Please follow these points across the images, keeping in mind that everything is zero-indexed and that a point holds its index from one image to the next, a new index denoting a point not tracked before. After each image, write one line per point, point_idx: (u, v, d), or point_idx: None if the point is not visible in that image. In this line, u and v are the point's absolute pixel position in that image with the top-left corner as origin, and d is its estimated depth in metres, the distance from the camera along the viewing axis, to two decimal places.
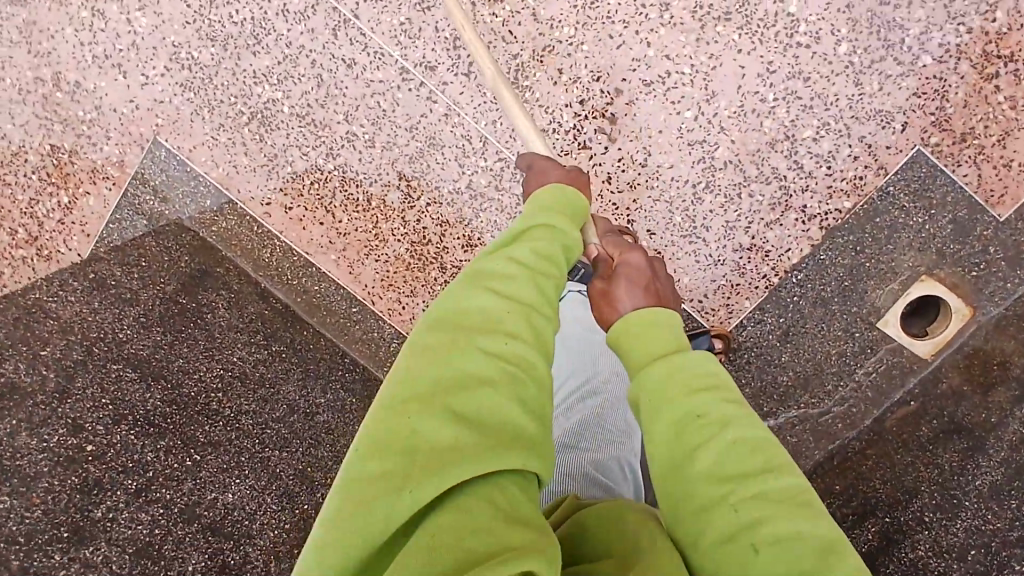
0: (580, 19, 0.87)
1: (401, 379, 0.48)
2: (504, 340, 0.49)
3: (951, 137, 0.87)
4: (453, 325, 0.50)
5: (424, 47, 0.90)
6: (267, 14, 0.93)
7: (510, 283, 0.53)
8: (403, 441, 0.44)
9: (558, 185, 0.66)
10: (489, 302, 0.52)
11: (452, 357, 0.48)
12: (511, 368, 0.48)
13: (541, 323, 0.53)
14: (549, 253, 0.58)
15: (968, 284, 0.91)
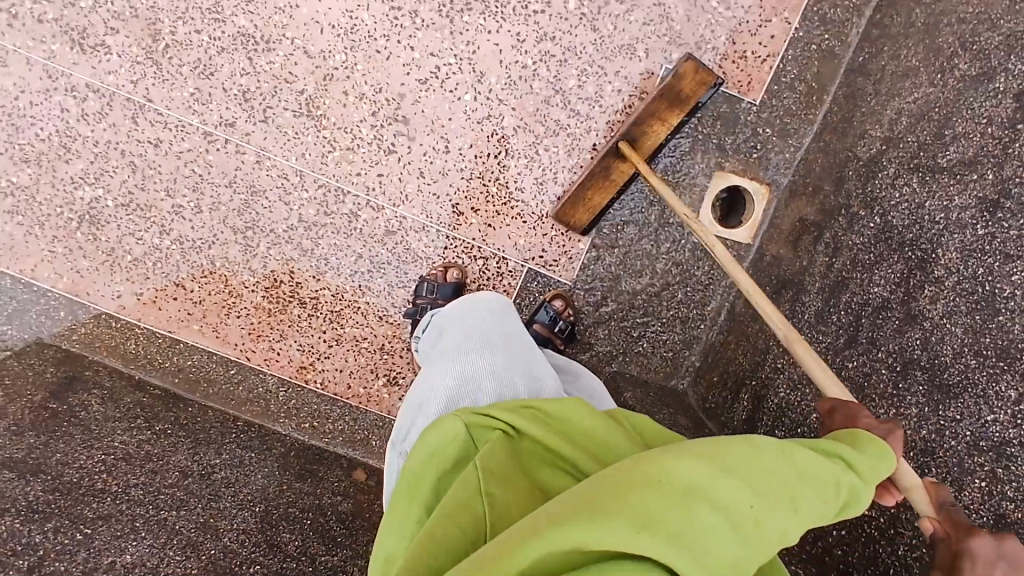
0: (347, 44, 0.98)
1: (651, 459, 0.45)
2: (759, 507, 0.43)
3: (688, 49, 1.01)
4: (751, 459, 0.45)
5: (218, 108, 0.98)
6: (69, 123, 0.99)
7: (816, 481, 0.47)
8: (610, 509, 0.41)
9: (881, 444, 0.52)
10: (783, 465, 0.46)
11: (725, 476, 0.43)
12: (756, 530, 0.43)
13: (797, 519, 0.45)
14: (857, 494, 0.49)
15: (754, 167, 1.04)
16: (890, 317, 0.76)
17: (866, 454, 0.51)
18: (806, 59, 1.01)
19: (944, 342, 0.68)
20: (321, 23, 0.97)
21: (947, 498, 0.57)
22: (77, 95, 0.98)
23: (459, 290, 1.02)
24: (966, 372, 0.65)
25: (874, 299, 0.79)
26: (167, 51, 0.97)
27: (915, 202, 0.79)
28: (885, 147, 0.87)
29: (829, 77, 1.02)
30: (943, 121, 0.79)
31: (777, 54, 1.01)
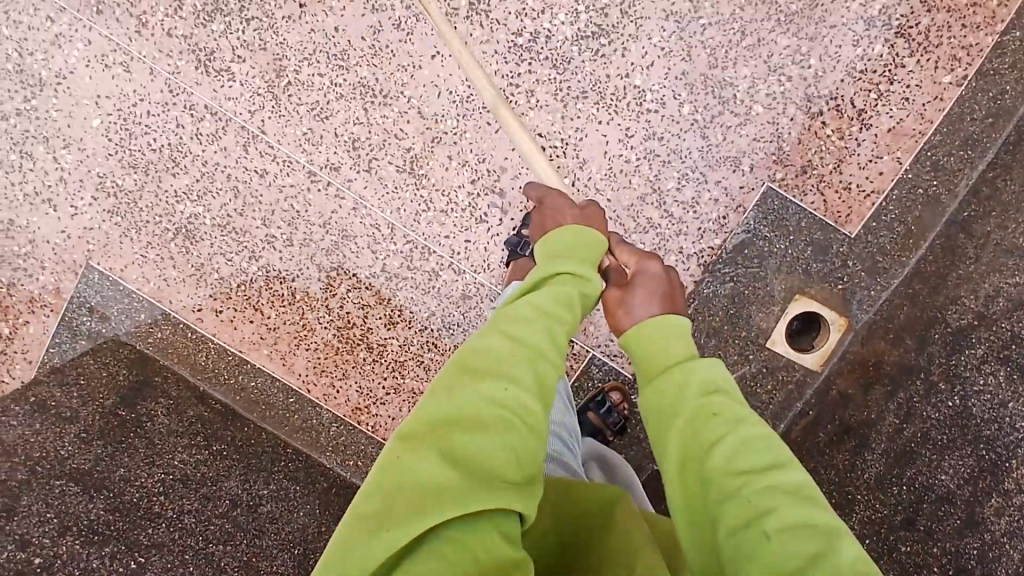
0: (460, 111, 0.99)
1: (422, 413, 0.61)
2: (505, 388, 0.63)
3: (793, 171, 1.01)
4: (479, 372, 0.64)
5: (327, 151, 1.01)
6: (182, 139, 1.01)
7: (523, 329, 0.69)
8: (420, 459, 0.56)
9: (580, 228, 0.84)
10: (495, 351, 0.66)
11: (469, 393, 0.62)
12: (512, 420, 0.61)
13: (541, 364, 0.67)
14: (565, 297, 0.74)
15: (837, 297, 1.03)
16: (951, 513, 0.97)
17: (571, 249, 0.81)
18: (909, 203, 1.01)
19: (1002, 558, 0.95)
20: (440, 87, 0.99)
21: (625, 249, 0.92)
22: (195, 113, 1.00)
23: None
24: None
25: (938, 486, 0.98)
26: (288, 87, 0.99)
27: None
28: None
29: (929, 224, 1.01)
30: None
31: (881, 192, 1.01)
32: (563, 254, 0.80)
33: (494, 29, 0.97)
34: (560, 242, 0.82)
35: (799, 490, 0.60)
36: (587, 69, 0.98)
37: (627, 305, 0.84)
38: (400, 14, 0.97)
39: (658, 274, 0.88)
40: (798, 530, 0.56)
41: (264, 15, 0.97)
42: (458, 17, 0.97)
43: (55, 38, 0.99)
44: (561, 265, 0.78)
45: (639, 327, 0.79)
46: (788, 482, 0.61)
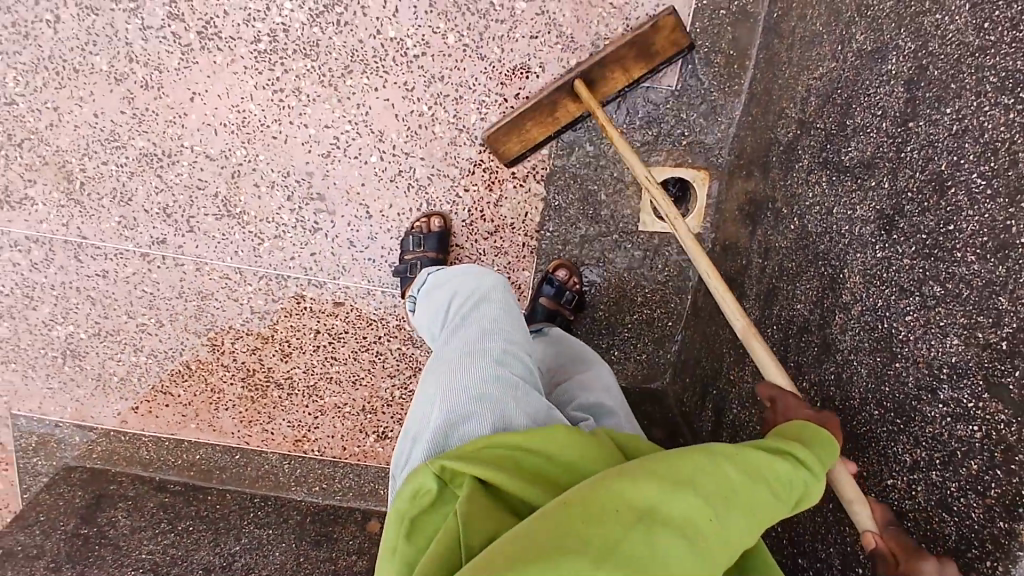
0: (243, 138, 0.97)
1: (615, 477, 0.44)
2: (712, 515, 0.42)
3: (586, 51, 0.94)
4: (693, 478, 0.44)
5: (147, 230, 1.00)
6: (24, 274, 1.03)
7: (748, 478, 0.46)
8: (587, 522, 0.41)
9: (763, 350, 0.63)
10: (715, 470, 0.45)
11: (670, 492, 0.43)
12: (704, 538, 0.42)
13: (741, 518, 0.44)
14: (789, 474, 0.48)
15: (686, 154, 0.99)
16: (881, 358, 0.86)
17: (821, 455, 0.52)
18: (717, 28, 0.93)
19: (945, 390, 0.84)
20: (213, 124, 0.96)
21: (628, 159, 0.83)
22: (22, 248, 1.02)
23: (446, 238, 0.99)
24: (871, 425, 0.62)
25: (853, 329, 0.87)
26: (84, 188, 0.99)
27: (824, 207, 0.73)
28: (798, 131, 0.80)
29: (747, 42, 0.94)
30: (846, 108, 0.72)
31: (682, 32, 0.93)
32: (814, 453, 0.52)
33: (232, 46, 0.93)
34: (819, 443, 0.54)
35: None
36: (337, 42, 0.93)
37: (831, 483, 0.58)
38: (142, 73, 0.94)
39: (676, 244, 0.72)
40: None
41: (30, 131, 0.97)
42: (194, 50, 0.93)
43: None
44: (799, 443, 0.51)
45: None
46: None
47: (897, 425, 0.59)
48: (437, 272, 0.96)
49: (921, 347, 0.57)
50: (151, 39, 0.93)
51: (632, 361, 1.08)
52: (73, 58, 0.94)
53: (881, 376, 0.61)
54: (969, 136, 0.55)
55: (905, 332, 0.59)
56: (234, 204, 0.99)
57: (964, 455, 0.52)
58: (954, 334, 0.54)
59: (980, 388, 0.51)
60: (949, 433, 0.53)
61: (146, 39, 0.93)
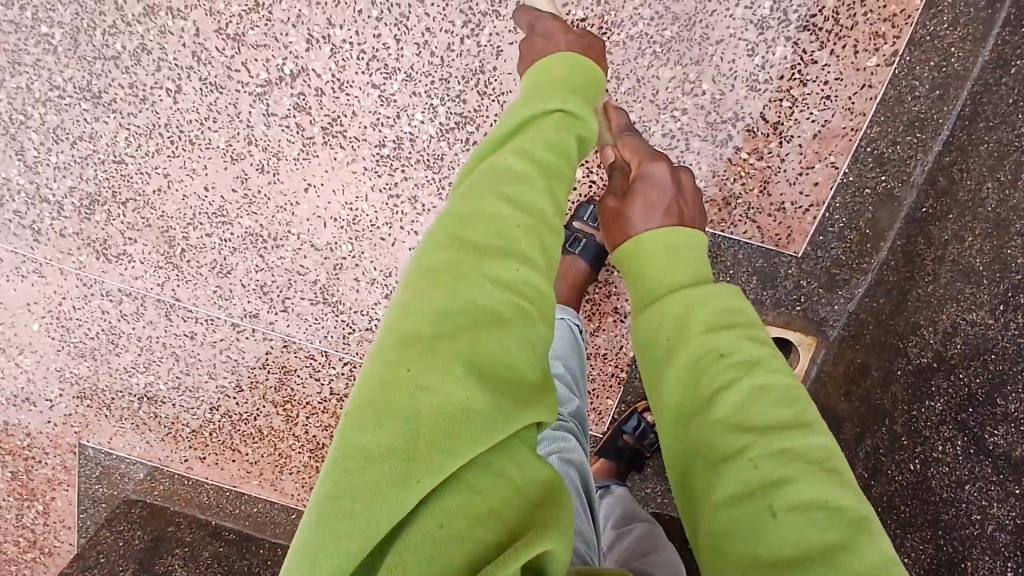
0: (350, 235, 0.95)
1: (389, 332, 0.47)
2: (517, 269, 0.50)
3: (715, 206, 0.90)
4: (478, 248, 0.50)
5: (241, 302, 1.00)
6: (112, 322, 1.03)
7: (525, 189, 0.54)
8: (406, 374, 0.43)
9: (572, 54, 0.70)
10: (505, 206, 0.53)
11: (467, 280, 0.48)
12: (518, 307, 0.48)
13: (526, 238, 0.52)
14: (563, 146, 0.60)
15: (797, 317, 0.92)
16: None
17: (589, 81, 0.69)
18: (858, 205, 0.88)
19: None
20: (323, 217, 0.94)
21: (623, 122, 0.77)
22: (113, 299, 1.02)
23: None
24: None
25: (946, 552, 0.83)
26: (184, 255, 0.98)
27: (954, 472, 0.83)
28: (935, 364, 0.85)
29: (887, 223, 0.88)
30: None
31: (821, 203, 0.88)
32: (558, 91, 0.64)
33: (355, 146, 0.91)
34: (577, 83, 0.68)
35: (801, 423, 0.49)
36: (462, 159, 0.90)
37: (622, 217, 0.67)
38: (259, 157, 0.93)
39: (662, 174, 0.70)
40: (808, 519, 0.44)
41: (136, 193, 0.96)
42: (315, 144, 0.91)
43: None
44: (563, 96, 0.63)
45: (634, 244, 0.64)
46: (794, 450, 0.47)
47: None
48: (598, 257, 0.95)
49: None
50: (274, 126, 0.91)
51: None
52: (190, 131, 0.93)
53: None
54: None
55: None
56: (331, 293, 0.98)
57: None
58: None
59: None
60: None
61: (268, 125, 0.91)
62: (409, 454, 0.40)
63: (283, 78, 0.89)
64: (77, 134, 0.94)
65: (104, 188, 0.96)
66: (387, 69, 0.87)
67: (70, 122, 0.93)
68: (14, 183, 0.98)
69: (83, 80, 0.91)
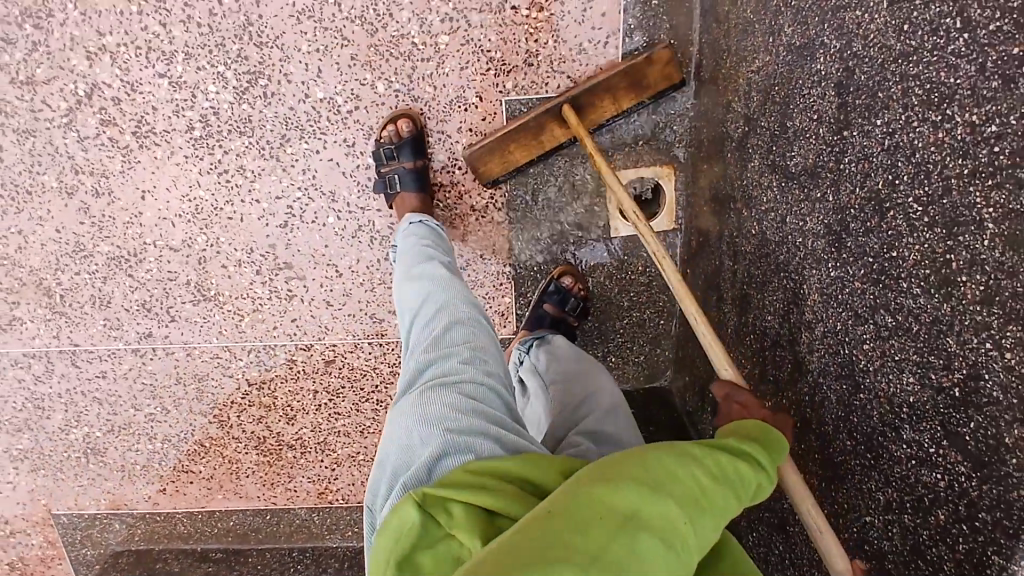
0: (201, 224, 0.96)
1: (549, 512, 0.40)
2: (686, 518, 0.40)
3: (519, 72, 0.90)
4: (656, 486, 0.41)
5: (132, 326, 1.02)
6: (31, 388, 1.06)
7: (721, 488, 0.43)
8: (578, 542, 0.37)
9: (762, 424, 0.54)
10: (683, 470, 0.43)
11: (651, 495, 0.40)
12: (682, 545, 0.39)
13: (709, 522, 0.41)
14: (756, 471, 0.48)
15: (646, 154, 0.95)
16: None
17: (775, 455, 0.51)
18: (651, 20, 0.87)
19: None
20: (168, 217, 0.96)
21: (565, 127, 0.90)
22: (22, 365, 1.04)
23: (419, 143, 0.90)
24: (846, 455, 0.62)
25: None
26: (65, 300, 1.00)
27: (779, 215, 0.71)
28: (747, 127, 0.76)
29: (685, 28, 0.88)
30: (783, 106, 0.68)
31: (617, 32, 0.88)
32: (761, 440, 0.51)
33: (168, 139, 0.92)
34: (766, 441, 0.51)
35: None
36: (269, 114, 0.91)
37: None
38: (90, 182, 0.94)
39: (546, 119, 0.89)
40: None
41: (3, 256, 0.98)
42: (133, 151, 0.93)
43: None
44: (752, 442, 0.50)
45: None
46: None
47: (869, 459, 0.59)
48: (420, 183, 0.91)
49: (881, 381, 0.56)
50: (90, 148, 0.92)
51: (632, 365, 1.07)
52: (22, 182, 0.94)
53: (850, 407, 0.61)
54: (901, 153, 0.51)
55: (864, 362, 0.58)
56: (208, 288, 0.99)
57: (931, 503, 0.52)
58: (909, 372, 0.53)
59: (938, 436, 0.50)
60: (914, 477, 0.54)
61: (86, 149, 0.92)
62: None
63: (81, 100, 0.90)
64: None
65: None
66: (166, 55, 0.88)
67: None
68: None
69: None
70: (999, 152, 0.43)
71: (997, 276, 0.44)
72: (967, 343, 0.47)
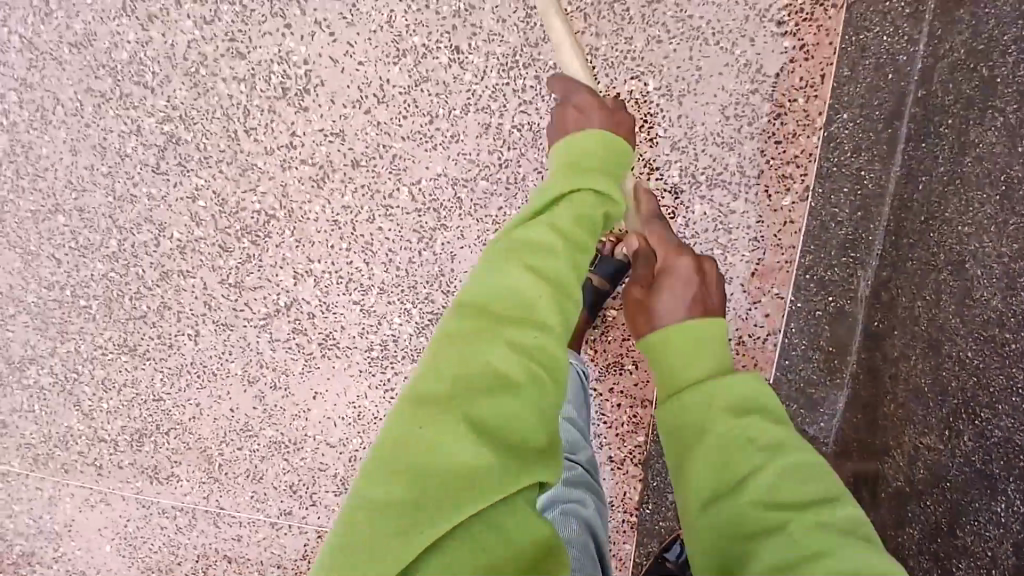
0: (359, 427, 1.04)
1: (427, 376, 0.56)
2: (532, 337, 0.59)
3: None
4: (495, 322, 0.59)
5: (275, 502, 1.09)
6: (172, 535, 1.14)
7: (546, 262, 0.63)
8: (446, 421, 0.52)
9: (602, 134, 0.72)
10: (524, 280, 0.61)
11: (493, 357, 0.56)
12: (529, 376, 0.56)
13: (550, 312, 0.60)
14: (580, 217, 0.66)
15: None
16: None
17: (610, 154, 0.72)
18: (814, 326, 0.91)
19: None
20: (333, 416, 1.04)
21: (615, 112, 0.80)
22: (169, 515, 1.13)
23: (620, 271, 0.92)
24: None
25: None
26: (222, 467, 1.09)
27: None
28: (908, 483, 0.77)
29: (847, 339, 0.88)
30: (959, 507, 0.70)
31: (777, 331, 0.94)
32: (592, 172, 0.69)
33: (349, 353, 1.01)
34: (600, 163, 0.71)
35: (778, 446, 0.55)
36: None
37: None
38: (271, 376, 1.03)
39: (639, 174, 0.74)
40: (865, 560, 0.45)
41: (175, 422, 1.08)
42: (315, 357, 1.02)
43: (51, 498, 1.14)
44: (586, 177, 0.68)
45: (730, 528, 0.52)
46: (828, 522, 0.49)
47: None
48: (595, 302, 0.91)
49: None
50: (278, 348, 1.02)
51: None
52: (211, 364, 1.04)
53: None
54: None
55: None
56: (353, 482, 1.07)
57: None
58: None
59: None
60: None
61: (274, 349, 1.02)
62: (454, 489, 0.49)
63: (280, 309, 1.00)
64: (122, 380, 1.07)
65: (149, 422, 1.08)
66: (362, 286, 0.98)
67: (113, 372, 1.06)
68: (75, 429, 1.10)
69: (119, 337, 1.04)
70: None
71: None
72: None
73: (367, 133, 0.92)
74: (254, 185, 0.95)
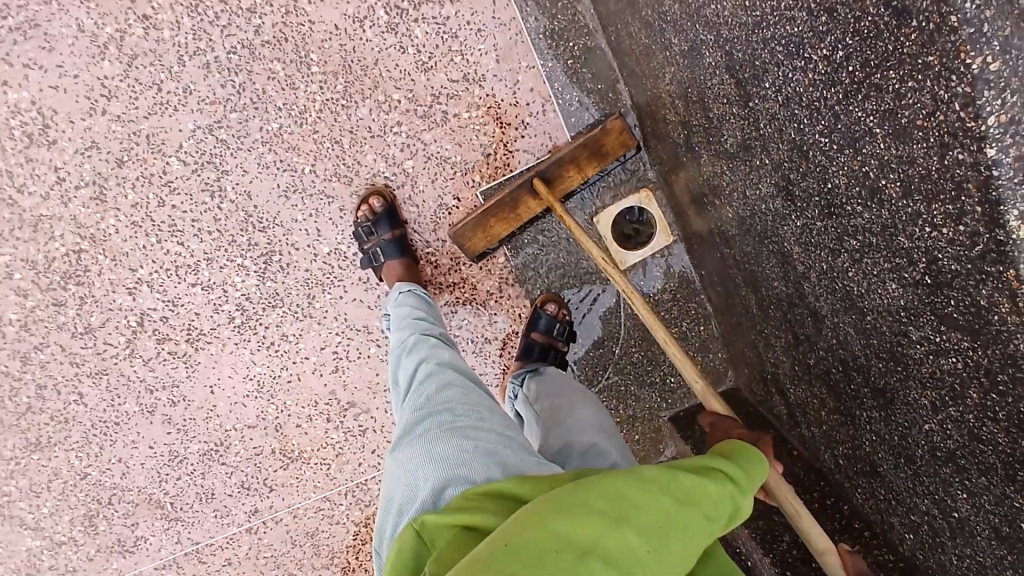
0: (268, 395, 1.07)
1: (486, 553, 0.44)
2: (649, 549, 0.45)
3: (481, 167, 1.00)
4: (612, 517, 0.45)
5: (239, 508, 1.11)
6: None
7: (686, 496, 0.50)
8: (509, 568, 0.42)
9: (745, 448, 0.60)
10: (642, 492, 0.48)
11: (612, 526, 0.44)
12: (640, 565, 0.44)
13: (651, 509, 0.47)
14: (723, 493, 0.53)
15: (620, 187, 1.02)
16: None
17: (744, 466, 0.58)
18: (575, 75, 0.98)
19: None
20: (239, 398, 1.07)
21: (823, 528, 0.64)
22: None
23: (394, 213, 0.99)
24: (885, 377, 0.62)
25: None
26: (176, 505, 1.11)
27: (743, 189, 0.76)
28: (687, 130, 0.83)
29: (606, 70, 0.98)
30: (703, 102, 0.75)
31: (549, 99, 0.98)
32: (737, 468, 0.57)
33: (216, 333, 1.04)
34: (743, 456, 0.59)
35: None
36: (291, 280, 1.02)
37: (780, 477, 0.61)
38: (165, 394, 1.06)
39: None
40: None
41: (112, 486, 1.10)
42: (191, 354, 1.04)
43: None
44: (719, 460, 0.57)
45: None
46: None
47: (902, 372, 0.58)
48: (401, 247, 0.99)
49: (878, 296, 0.58)
50: (156, 366, 1.05)
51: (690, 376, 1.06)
52: (109, 415, 1.07)
53: (866, 332, 0.62)
54: (794, 102, 0.58)
55: (857, 286, 0.60)
56: (292, 449, 1.09)
57: (962, 386, 0.51)
58: (890, 280, 0.55)
59: (936, 324, 0.51)
60: (938, 370, 0.53)
61: (153, 368, 1.05)
62: None
63: (137, 330, 1.03)
64: (45, 478, 1.09)
65: (91, 501, 1.10)
66: (191, 267, 1.01)
67: (34, 474, 1.09)
68: (34, 547, 1.12)
69: (21, 438, 1.07)
70: (854, 69, 0.49)
71: (903, 169, 0.48)
72: (914, 234, 0.50)
73: (116, 132, 0.97)
74: (50, 233, 0.99)
